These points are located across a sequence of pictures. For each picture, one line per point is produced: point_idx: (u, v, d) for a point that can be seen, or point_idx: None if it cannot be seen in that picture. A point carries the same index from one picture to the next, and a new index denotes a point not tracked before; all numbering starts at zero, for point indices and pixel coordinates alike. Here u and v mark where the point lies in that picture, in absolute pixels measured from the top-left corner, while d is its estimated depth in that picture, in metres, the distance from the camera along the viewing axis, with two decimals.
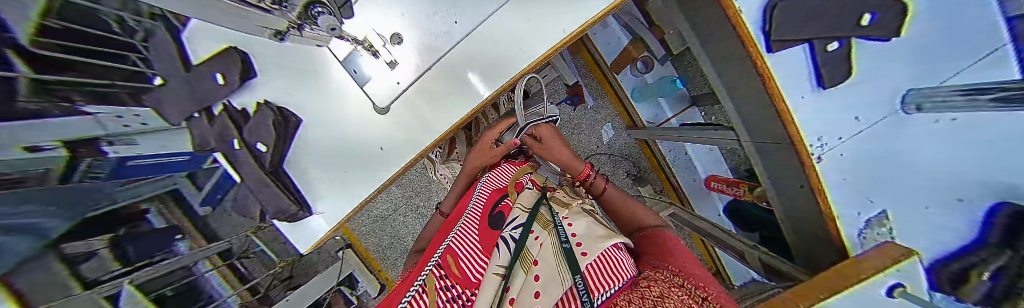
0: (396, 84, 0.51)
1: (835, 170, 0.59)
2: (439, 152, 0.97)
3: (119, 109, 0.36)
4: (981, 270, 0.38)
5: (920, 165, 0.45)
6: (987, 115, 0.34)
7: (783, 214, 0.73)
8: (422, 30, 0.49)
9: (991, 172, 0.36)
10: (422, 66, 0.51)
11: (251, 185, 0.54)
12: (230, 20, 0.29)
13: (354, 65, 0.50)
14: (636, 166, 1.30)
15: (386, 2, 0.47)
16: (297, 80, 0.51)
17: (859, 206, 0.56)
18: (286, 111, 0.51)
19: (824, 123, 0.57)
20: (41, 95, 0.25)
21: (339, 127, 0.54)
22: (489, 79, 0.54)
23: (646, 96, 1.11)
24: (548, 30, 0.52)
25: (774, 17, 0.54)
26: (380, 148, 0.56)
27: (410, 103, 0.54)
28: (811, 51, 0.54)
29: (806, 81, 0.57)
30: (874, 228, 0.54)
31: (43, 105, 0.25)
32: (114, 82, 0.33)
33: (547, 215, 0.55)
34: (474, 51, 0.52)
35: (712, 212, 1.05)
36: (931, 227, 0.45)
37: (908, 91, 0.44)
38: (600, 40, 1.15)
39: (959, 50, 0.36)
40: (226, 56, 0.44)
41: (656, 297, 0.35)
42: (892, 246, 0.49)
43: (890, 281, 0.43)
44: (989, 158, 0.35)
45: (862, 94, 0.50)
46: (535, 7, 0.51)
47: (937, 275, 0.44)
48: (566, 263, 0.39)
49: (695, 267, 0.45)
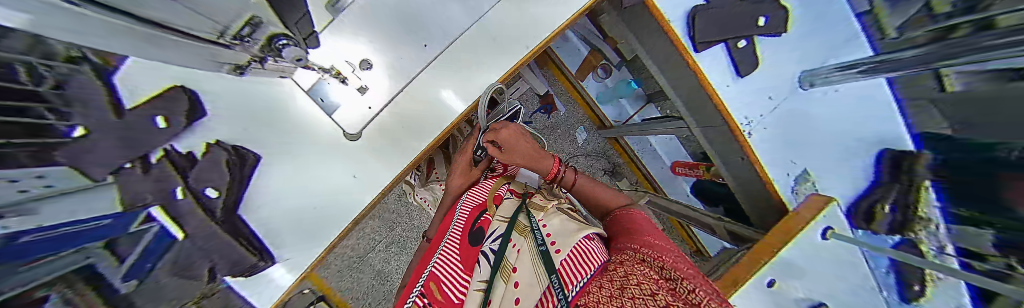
0: (368, 110, 0.50)
1: (762, 141, 0.71)
2: (416, 175, 0.94)
3: (29, 169, 0.23)
4: (882, 204, 0.65)
5: (819, 124, 0.69)
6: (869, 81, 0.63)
7: (737, 187, 0.80)
8: (393, 54, 0.50)
9: (885, 125, 0.64)
10: (393, 89, 0.51)
11: (202, 244, 0.41)
12: (177, 53, 0.26)
13: (321, 93, 0.48)
14: (610, 163, 1.39)
15: (351, 31, 0.47)
16: (249, 115, 0.45)
17: (788, 169, 0.71)
18: (242, 150, 0.45)
19: (746, 105, 0.70)
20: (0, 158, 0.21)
21: (310, 159, 0.51)
22: (461, 95, 0.56)
23: (609, 98, 1.22)
24: (511, 48, 0.57)
25: (696, 24, 0.64)
26: (353, 176, 0.54)
27: (384, 126, 0.53)
28: (728, 49, 0.66)
29: (730, 73, 0.68)
30: (802, 183, 0.71)
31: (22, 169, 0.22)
32: (42, 139, 0.24)
33: (524, 222, 0.56)
34: (445, 72, 0.54)
35: (681, 194, 1.17)
36: (828, 163, 0.70)
37: (799, 72, 0.69)
38: (563, 51, 1.24)
39: (828, 43, 0.65)
40: (173, 96, 0.38)
41: (622, 277, 0.40)
42: (817, 195, 0.67)
43: (823, 226, 0.64)
44: (869, 116, 0.65)
45: (770, 80, 0.69)
46: (499, 27, 0.56)
47: (854, 218, 0.68)
48: (544, 264, 0.42)
49: (659, 240, 0.50)
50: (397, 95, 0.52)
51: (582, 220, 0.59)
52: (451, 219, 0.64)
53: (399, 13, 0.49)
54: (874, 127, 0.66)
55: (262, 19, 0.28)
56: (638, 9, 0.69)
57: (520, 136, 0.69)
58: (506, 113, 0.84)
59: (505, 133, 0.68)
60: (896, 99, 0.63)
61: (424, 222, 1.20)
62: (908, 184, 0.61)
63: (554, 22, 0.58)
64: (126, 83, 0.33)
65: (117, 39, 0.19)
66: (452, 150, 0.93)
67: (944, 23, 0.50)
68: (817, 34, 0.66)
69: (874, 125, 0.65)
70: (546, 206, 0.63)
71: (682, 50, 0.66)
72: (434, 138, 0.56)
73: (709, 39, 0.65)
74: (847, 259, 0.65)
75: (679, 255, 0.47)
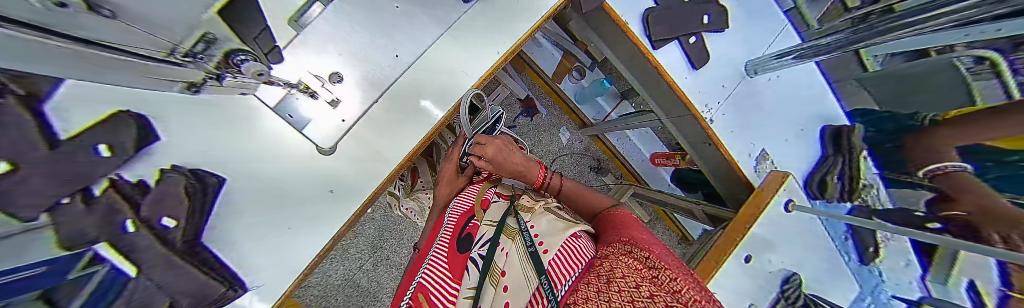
0: (342, 122, 0.49)
1: (724, 127, 0.77)
2: (400, 185, 0.91)
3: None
4: (831, 177, 0.73)
5: (771, 109, 0.77)
6: (798, 67, 0.74)
7: (710, 172, 0.86)
8: (363, 66, 0.50)
9: (821, 105, 0.76)
10: (367, 101, 0.51)
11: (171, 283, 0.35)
12: (104, 74, 0.24)
13: (289, 110, 0.47)
14: (595, 159, 1.42)
15: (318, 45, 0.47)
16: (211, 135, 0.43)
17: (749, 149, 0.77)
18: (200, 173, 0.42)
19: (704, 94, 0.75)
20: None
21: (284, 178, 0.49)
22: (438, 102, 0.57)
23: (586, 98, 1.27)
24: (482, 54, 0.58)
25: (650, 24, 0.68)
26: (332, 190, 0.52)
27: (361, 138, 0.52)
28: (681, 45, 0.72)
29: (686, 66, 0.74)
30: (762, 161, 0.77)
31: None
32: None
33: (513, 225, 0.55)
34: (420, 80, 0.54)
35: (662, 184, 1.22)
36: (783, 142, 0.77)
37: (746, 62, 0.76)
38: (538, 56, 1.28)
39: (762, 34, 0.75)
40: (122, 122, 0.34)
41: (608, 272, 0.42)
42: (777, 172, 0.73)
43: (784, 200, 0.69)
44: (813, 100, 0.76)
45: (723, 70, 0.75)
46: (469, 34, 0.57)
47: (811, 189, 0.75)
48: (533, 266, 0.43)
49: (642, 232, 0.53)
50: (371, 107, 0.51)
51: (572, 219, 0.60)
52: (440, 225, 0.63)
53: (366, 26, 0.49)
54: (813, 108, 0.76)
55: (216, 34, 0.28)
56: (599, 15, 0.73)
57: (506, 148, 0.70)
58: (492, 120, 0.85)
59: (492, 147, 0.69)
60: (830, 86, 0.75)
61: (413, 235, 1.16)
62: (853, 156, 0.70)
63: (522, 28, 0.60)
64: (74, 108, 0.29)
65: (44, 62, 0.18)
66: (438, 158, 0.92)
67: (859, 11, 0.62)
68: (754, 27, 0.74)
69: (812, 106, 0.76)
70: (534, 207, 0.63)
71: (642, 49, 0.70)
72: (415, 147, 0.56)
73: (663, 36, 0.69)
74: (809, 227, 0.70)
75: (658, 243, 0.51)
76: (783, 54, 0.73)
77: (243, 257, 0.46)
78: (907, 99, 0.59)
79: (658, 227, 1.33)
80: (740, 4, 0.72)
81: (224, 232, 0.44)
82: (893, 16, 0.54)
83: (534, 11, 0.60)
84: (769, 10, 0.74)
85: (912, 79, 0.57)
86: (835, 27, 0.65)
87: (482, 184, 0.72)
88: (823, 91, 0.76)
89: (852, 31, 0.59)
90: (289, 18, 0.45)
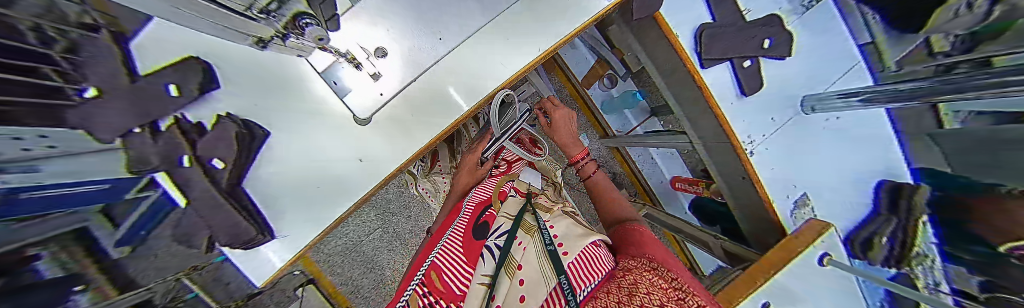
0: (378, 96, 0.48)
1: (764, 162, 0.72)
2: (420, 166, 0.94)
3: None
4: (880, 237, 0.66)
5: (824, 152, 0.72)
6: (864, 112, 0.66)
7: (736, 205, 0.81)
8: (407, 43, 0.49)
9: (890, 159, 0.67)
10: (406, 79, 0.50)
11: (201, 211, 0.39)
12: (189, 19, 0.26)
13: (333, 76, 0.46)
14: (611, 172, 1.38)
15: (370, 18, 0.46)
16: (268, 91, 0.45)
17: (787, 191, 0.73)
18: (250, 124, 0.44)
19: (749, 125, 0.70)
20: (44, 95, 0.22)
21: (316, 141, 0.49)
22: (470, 90, 0.57)
23: (614, 108, 1.23)
24: (520, 48, 0.57)
25: (702, 40, 0.64)
26: (361, 160, 0.53)
27: (394, 114, 0.53)
28: (733, 67, 0.67)
29: (733, 90, 0.69)
30: (800, 207, 0.72)
31: (40, 115, 0.21)
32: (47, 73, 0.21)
33: (531, 221, 0.57)
34: (460, 64, 0.55)
35: (678, 209, 1.17)
36: (829, 190, 0.73)
37: (803, 97, 0.72)
38: (571, 59, 1.25)
39: (829, 68, 0.69)
40: (186, 67, 0.38)
41: (630, 283, 0.40)
42: (816, 222, 0.67)
43: (819, 252, 0.64)
44: (879, 148, 0.67)
45: (774, 102, 0.70)
46: (512, 27, 0.56)
47: (853, 247, 0.68)
48: (552, 265, 0.43)
49: (666, 256, 0.51)
50: (411, 86, 0.52)
51: (587, 224, 0.62)
52: (456, 213, 0.65)
53: (415, 4, 0.49)
54: (876, 158, 0.68)
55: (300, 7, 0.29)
56: (645, 25, 0.69)
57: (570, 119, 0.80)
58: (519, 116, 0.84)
59: (557, 114, 0.78)
60: (901, 141, 0.65)
61: (422, 215, 1.19)
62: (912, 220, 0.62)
63: (566, 27, 0.59)
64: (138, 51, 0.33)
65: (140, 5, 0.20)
66: (458, 145, 0.93)
67: (946, 61, 0.53)
68: (820, 60, 0.69)
69: (874, 155, 0.68)
70: (553, 208, 0.65)
71: (688, 66, 0.66)
72: (443, 130, 0.57)
73: (714, 55, 0.65)
74: (845, 286, 0.63)
75: (680, 265, 0.49)
76: (849, 94, 0.67)
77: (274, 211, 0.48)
78: (996, 169, 0.50)
79: None
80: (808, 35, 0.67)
81: (263, 184, 0.47)
82: (989, 71, 0.45)
83: (580, 13, 0.59)
84: (840, 43, 0.67)
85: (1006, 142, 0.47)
86: (913, 73, 0.58)
87: (499, 178, 0.72)
88: (891, 144, 0.67)
89: (944, 82, 0.50)
90: None
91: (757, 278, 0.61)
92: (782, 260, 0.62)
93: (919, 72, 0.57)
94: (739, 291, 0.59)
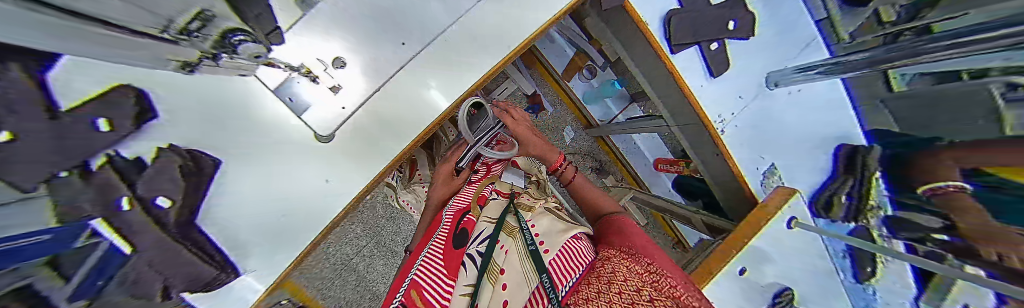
0: (341, 110, 0.47)
1: (734, 138, 0.75)
2: (398, 176, 0.91)
3: None
4: (840, 194, 0.71)
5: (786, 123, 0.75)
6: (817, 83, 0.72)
7: (713, 182, 0.85)
8: (368, 52, 0.48)
9: (843, 123, 0.72)
10: (371, 89, 0.49)
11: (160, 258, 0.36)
12: (113, 53, 0.24)
13: (288, 92, 0.44)
14: (597, 160, 1.39)
15: (323, 28, 0.44)
16: (212, 114, 0.41)
17: (757, 163, 0.76)
18: (196, 153, 0.40)
19: (718, 104, 0.73)
20: None
21: (277, 161, 0.47)
22: (438, 95, 0.54)
23: (595, 98, 1.24)
24: (488, 48, 0.56)
25: (671, 26, 0.65)
26: (326, 180, 0.51)
27: (360, 127, 0.50)
28: (702, 50, 0.68)
29: (703, 73, 0.70)
30: (770, 176, 0.76)
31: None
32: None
33: (512, 222, 0.59)
34: (429, 67, 0.53)
35: (662, 190, 1.22)
36: (793, 158, 0.77)
37: (766, 76, 0.74)
38: (549, 51, 1.24)
39: (788, 44, 0.71)
40: (117, 96, 0.32)
41: (609, 272, 0.44)
42: (782, 190, 0.72)
43: (788, 216, 0.69)
44: (834, 116, 0.73)
45: (740, 81, 0.73)
46: (477, 27, 0.54)
47: (816, 206, 0.74)
48: (534, 265, 0.44)
49: (648, 243, 0.53)
50: (374, 98, 0.50)
51: (569, 219, 0.63)
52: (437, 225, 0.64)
53: (371, 10, 0.47)
54: (829, 125, 0.73)
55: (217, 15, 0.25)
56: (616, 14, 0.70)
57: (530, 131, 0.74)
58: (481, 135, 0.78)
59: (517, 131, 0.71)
60: (855, 110, 0.71)
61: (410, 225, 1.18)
62: (862, 183, 0.68)
63: (537, 20, 0.57)
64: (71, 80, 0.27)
65: (61, 46, 0.19)
66: (438, 151, 0.91)
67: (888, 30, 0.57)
68: (781, 36, 0.71)
69: (826, 123, 0.73)
70: (534, 206, 0.67)
71: (660, 53, 0.66)
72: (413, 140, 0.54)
73: (683, 40, 0.66)
74: (806, 248, 0.69)
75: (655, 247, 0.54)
76: (806, 68, 0.71)
77: (247, 236, 0.46)
78: (940, 125, 0.55)
79: (654, 231, 1.33)
80: (769, 13, 0.69)
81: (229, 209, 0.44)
82: (928, 37, 0.50)
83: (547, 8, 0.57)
84: (798, 19, 0.70)
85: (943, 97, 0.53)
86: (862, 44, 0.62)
87: (479, 183, 0.73)
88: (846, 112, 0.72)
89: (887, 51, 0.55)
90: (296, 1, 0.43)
91: (727, 254, 0.65)
92: (748, 237, 0.66)
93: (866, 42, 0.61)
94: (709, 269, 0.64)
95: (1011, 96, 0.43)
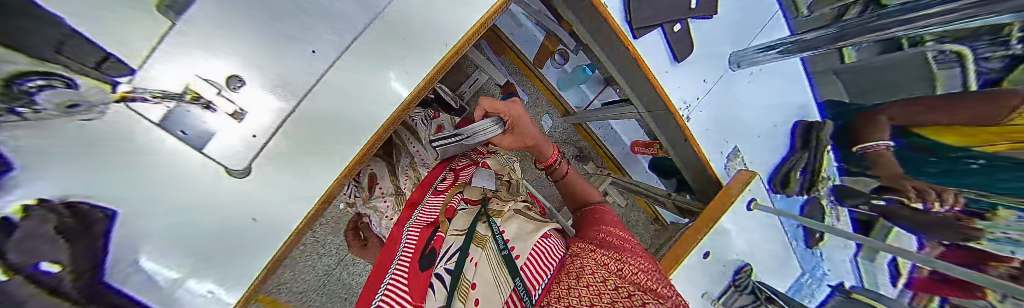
0: (251, 139, 0.36)
1: (700, 124, 0.78)
2: (352, 188, 0.83)
3: None
4: (795, 172, 0.79)
5: (750, 106, 0.79)
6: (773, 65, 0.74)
7: (683, 164, 0.84)
8: (264, 69, 0.34)
9: (800, 101, 0.77)
10: (285, 110, 0.38)
11: None
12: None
13: (180, 124, 0.32)
14: (576, 147, 1.33)
15: (207, 38, 0.30)
16: (80, 160, 0.28)
17: (720, 147, 0.79)
18: (81, 206, 0.28)
19: (683, 90, 0.73)
20: None
21: (184, 210, 0.35)
22: (365, 113, 0.43)
23: (569, 84, 1.20)
24: (424, 49, 0.44)
25: (632, 9, 0.60)
26: (253, 219, 0.40)
27: (277, 155, 0.39)
28: (665, 33, 0.66)
29: (667, 58, 0.69)
30: (733, 159, 0.79)
31: None
32: None
33: (484, 231, 0.61)
34: (352, 75, 0.40)
35: (639, 170, 1.27)
36: (757, 138, 0.81)
37: (729, 55, 0.75)
38: (520, 37, 1.18)
39: (750, 23, 0.72)
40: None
41: (579, 268, 0.50)
42: (744, 172, 0.74)
43: (749, 197, 0.71)
44: (792, 93, 0.76)
45: (704, 64, 0.74)
46: (407, 21, 0.42)
47: (773, 183, 0.81)
48: (506, 271, 0.48)
49: (621, 230, 0.65)
50: (289, 120, 0.38)
51: (543, 219, 0.70)
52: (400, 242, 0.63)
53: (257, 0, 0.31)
54: (786, 105, 0.77)
55: None
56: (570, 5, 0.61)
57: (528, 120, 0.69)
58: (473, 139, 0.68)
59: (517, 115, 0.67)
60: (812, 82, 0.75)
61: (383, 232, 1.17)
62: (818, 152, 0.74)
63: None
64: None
65: None
66: (398, 161, 0.85)
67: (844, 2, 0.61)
68: (742, 16, 0.71)
69: (783, 102, 0.77)
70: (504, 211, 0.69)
71: (622, 40, 0.63)
72: (346, 168, 0.44)
73: (644, 24, 0.62)
74: (767, 226, 0.72)
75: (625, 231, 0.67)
76: (768, 48, 0.70)
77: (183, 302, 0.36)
78: (881, 94, 0.63)
79: (635, 212, 1.37)
80: None
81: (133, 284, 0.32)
82: (879, 12, 0.51)
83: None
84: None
85: (889, 68, 0.60)
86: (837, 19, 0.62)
87: (446, 192, 0.72)
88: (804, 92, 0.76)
89: (836, 29, 0.56)
90: (159, 4, 0.26)
91: (694, 233, 0.69)
92: (712, 219, 0.68)
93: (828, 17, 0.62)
94: (676, 256, 0.66)
95: (942, 59, 0.51)
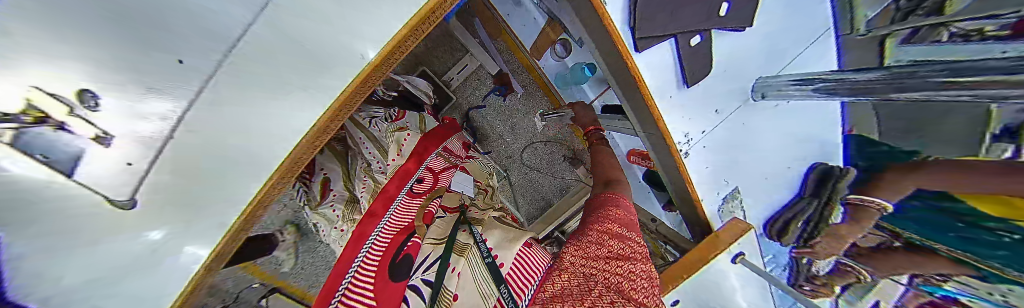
0: (127, 166, 0.26)
1: (700, 160, 0.69)
2: (301, 193, 0.87)
3: None
4: (796, 220, 0.68)
5: (766, 141, 0.69)
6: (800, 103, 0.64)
7: (676, 196, 0.76)
8: (115, 84, 0.23)
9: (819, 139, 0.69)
10: (161, 132, 0.27)
11: None
12: None
13: (34, 148, 0.21)
14: (569, 149, 1.23)
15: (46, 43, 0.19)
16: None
17: (719, 187, 0.71)
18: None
19: (690, 121, 0.65)
20: None
21: (68, 261, 0.24)
22: (265, 135, 0.34)
23: (568, 81, 1.03)
24: (328, 56, 0.34)
25: (637, 13, 0.46)
26: (151, 250, 0.30)
27: (167, 188, 0.30)
28: (677, 45, 0.55)
29: (676, 81, 0.60)
30: (729, 201, 0.72)
31: None
32: None
33: (463, 240, 0.68)
34: (250, 85, 0.31)
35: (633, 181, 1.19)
36: (762, 180, 0.72)
37: (755, 80, 0.64)
38: (515, 19, 1.00)
39: (785, 44, 0.61)
40: None
41: (564, 281, 0.51)
42: (737, 223, 0.68)
43: (737, 252, 0.64)
44: (808, 132, 0.68)
45: (719, 88, 0.65)
46: (302, 26, 0.31)
47: (772, 227, 0.72)
48: (491, 277, 0.55)
49: (628, 219, 0.65)
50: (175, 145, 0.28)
51: (520, 227, 0.80)
52: (364, 236, 0.68)
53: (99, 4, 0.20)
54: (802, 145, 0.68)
55: None
56: (579, 5, 0.45)
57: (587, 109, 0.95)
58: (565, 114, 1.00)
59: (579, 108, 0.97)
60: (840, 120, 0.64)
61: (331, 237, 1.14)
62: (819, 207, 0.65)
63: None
64: None
65: None
66: (353, 166, 0.87)
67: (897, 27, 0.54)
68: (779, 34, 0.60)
69: (799, 142, 0.68)
70: (484, 219, 0.79)
71: (622, 52, 0.50)
72: (263, 189, 0.37)
73: (654, 34, 0.50)
74: (748, 281, 0.66)
75: (636, 229, 0.64)
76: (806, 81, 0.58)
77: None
78: (913, 132, 0.60)
79: None
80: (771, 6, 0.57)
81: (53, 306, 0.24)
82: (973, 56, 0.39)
83: None
84: (804, 15, 0.58)
85: (925, 110, 0.57)
86: (930, 39, 0.52)
87: (424, 196, 0.77)
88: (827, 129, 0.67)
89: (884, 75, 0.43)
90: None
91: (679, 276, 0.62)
92: (695, 266, 0.62)
93: (882, 45, 0.56)
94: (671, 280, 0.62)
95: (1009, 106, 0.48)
